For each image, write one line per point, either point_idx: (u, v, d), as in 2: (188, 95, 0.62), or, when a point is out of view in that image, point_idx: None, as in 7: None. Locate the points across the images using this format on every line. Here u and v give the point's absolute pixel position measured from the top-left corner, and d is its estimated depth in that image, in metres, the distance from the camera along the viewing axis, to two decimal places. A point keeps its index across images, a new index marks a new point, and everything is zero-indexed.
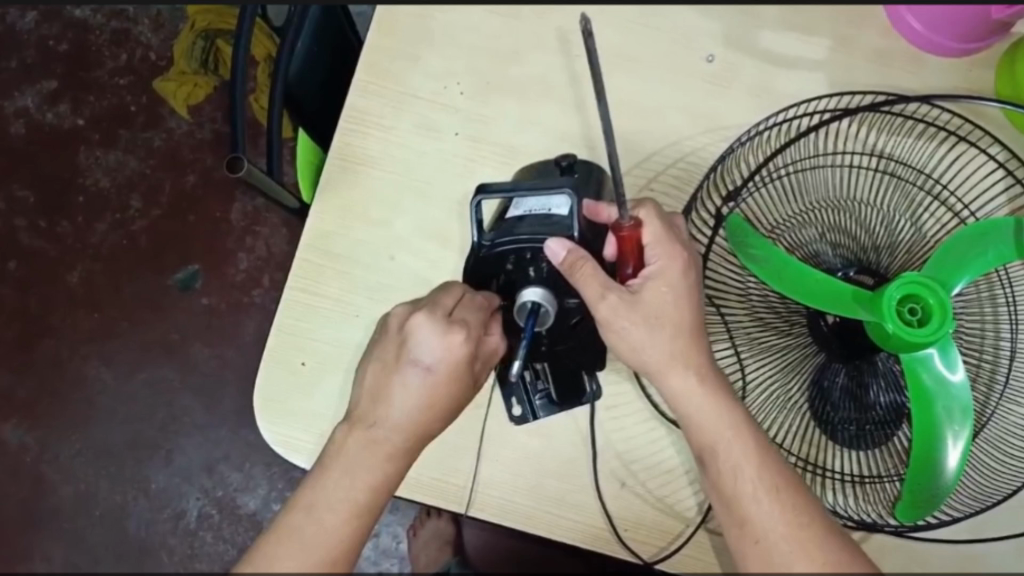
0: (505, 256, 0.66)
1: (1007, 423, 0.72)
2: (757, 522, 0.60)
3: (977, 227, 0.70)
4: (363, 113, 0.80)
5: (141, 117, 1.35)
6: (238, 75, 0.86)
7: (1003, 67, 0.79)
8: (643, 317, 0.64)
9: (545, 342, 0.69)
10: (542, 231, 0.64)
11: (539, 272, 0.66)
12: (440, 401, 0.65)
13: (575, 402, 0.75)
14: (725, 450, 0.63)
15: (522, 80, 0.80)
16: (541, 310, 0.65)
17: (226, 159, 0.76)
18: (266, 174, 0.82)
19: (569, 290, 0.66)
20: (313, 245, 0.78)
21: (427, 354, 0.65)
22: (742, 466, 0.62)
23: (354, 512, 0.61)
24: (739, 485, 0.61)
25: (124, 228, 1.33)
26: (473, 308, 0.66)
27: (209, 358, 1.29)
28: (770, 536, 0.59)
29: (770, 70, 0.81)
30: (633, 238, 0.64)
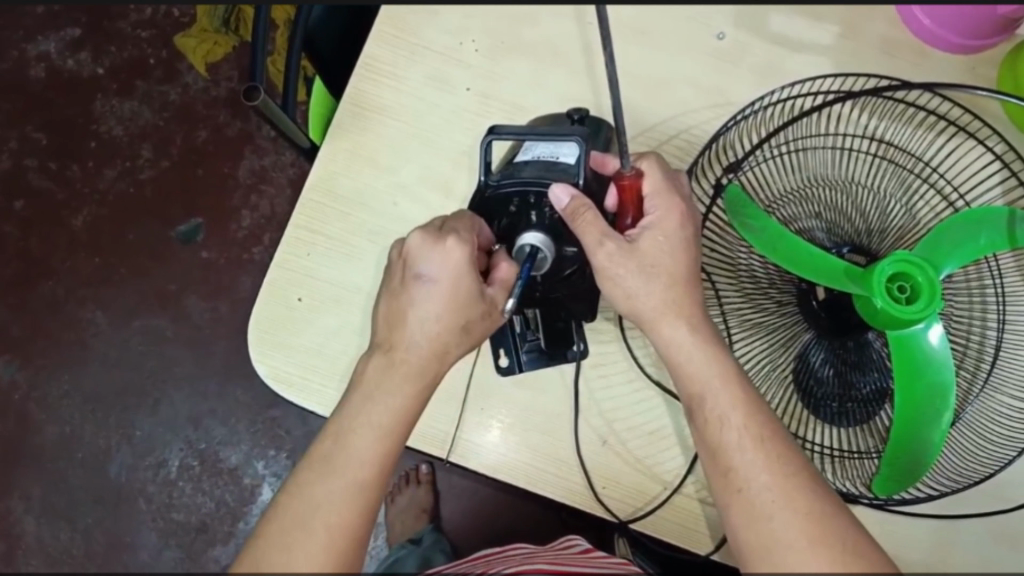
0: (509, 200, 0.66)
1: (987, 408, 0.73)
2: (741, 471, 0.60)
3: (972, 214, 0.71)
4: (377, 62, 0.82)
5: (158, 71, 1.38)
6: (259, 27, 0.88)
7: (1007, 66, 0.80)
8: (638, 265, 0.65)
9: (539, 289, 0.69)
10: (547, 176, 0.65)
11: (541, 218, 0.66)
12: (459, 318, 0.63)
13: (562, 357, 0.76)
14: (714, 398, 0.63)
15: (536, 42, 0.82)
16: (539, 256, 0.65)
17: (244, 86, 0.74)
18: (282, 113, 0.82)
19: (569, 239, 0.66)
20: (317, 186, 0.79)
21: (431, 267, 0.63)
22: (729, 415, 0.62)
23: (388, 444, 0.60)
24: (724, 433, 0.62)
25: (132, 176, 1.35)
26: (468, 223, 0.65)
27: (204, 311, 1.30)
28: (754, 485, 0.59)
29: (779, 53, 0.83)
30: (634, 188, 0.66)
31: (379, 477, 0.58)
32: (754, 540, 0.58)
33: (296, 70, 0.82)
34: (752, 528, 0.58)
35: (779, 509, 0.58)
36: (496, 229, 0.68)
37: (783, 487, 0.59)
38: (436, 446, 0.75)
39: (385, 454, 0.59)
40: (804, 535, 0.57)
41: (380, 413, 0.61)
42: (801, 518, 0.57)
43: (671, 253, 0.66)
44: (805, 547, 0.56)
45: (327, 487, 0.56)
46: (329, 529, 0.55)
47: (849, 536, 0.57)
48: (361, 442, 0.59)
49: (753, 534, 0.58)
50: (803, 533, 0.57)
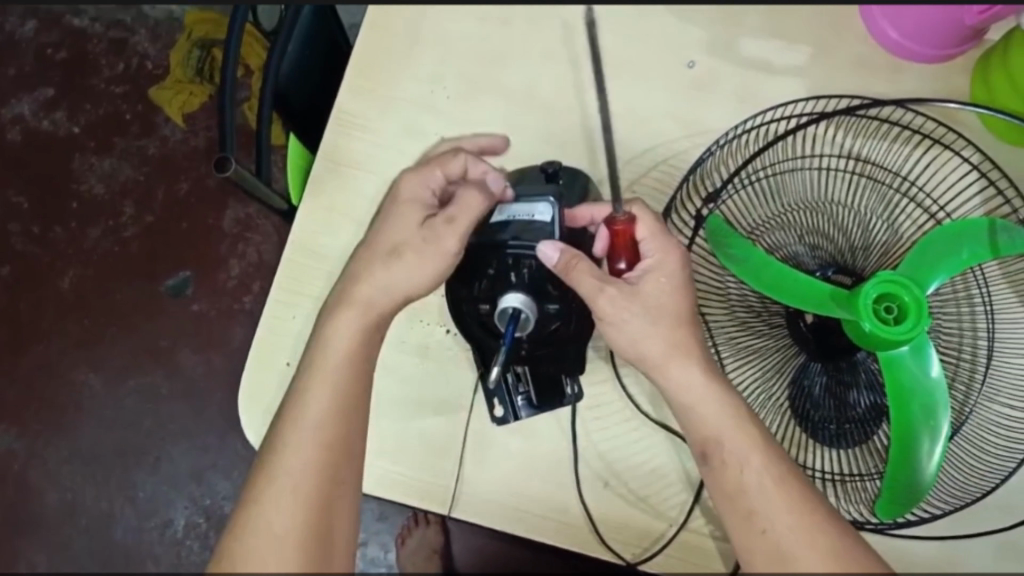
0: (486, 262, 0.66)
1: (985, 419, 0.73)
2: (764, 513, 0.60)
3: (951, 228, 0.72)
4: (349, 116, 0.81)
5: (135, 125, 1.38)
6: (227, 83, 0.83)
7: (978, 75, 0.81)
8: (638, 310, 0.66)
9: (525, 346, 0.70)
10: (528, 239, 0.65)
11: (521, 277, 0.66)
12: (393, 281, 0.66)
13: (559, 401, 0.76)
14: (731, 442, 0.63)
15: (512, 83, 0.81)
16: (521, 317, 0.66)
17: (214, 158, 0.71)
18: (254, 176, 0.78)
19: (552, 295, 0.67)
20: (299, 247, 0.79)
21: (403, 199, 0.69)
22: (749, 457, 0.62)
23: (346, 381, 0.62)
24: (745, 476, 0.62)
25: (117, 234, 1.35)
26: (441, 160, 0.70)
27: (198, 365, 1.31)
28: (777, 527, 0.59)
29: (753, 77, 0.82)
30: (627, 233, 0.67)
31: (343, 418, 0.61)
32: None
33: (270, 134, 0.79)
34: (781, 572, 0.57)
35: (800, 549, 0.58)
36: (476, 291, 0.68)
37: (806, 529, 0.58)
38: (437, 502, 0.75)
39: (343, 391, 0.62)
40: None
41: (309, 411, 0.61)
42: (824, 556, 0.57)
43: (674, 294, 0.66)
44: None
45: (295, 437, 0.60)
46: (301, 474, 0.58)
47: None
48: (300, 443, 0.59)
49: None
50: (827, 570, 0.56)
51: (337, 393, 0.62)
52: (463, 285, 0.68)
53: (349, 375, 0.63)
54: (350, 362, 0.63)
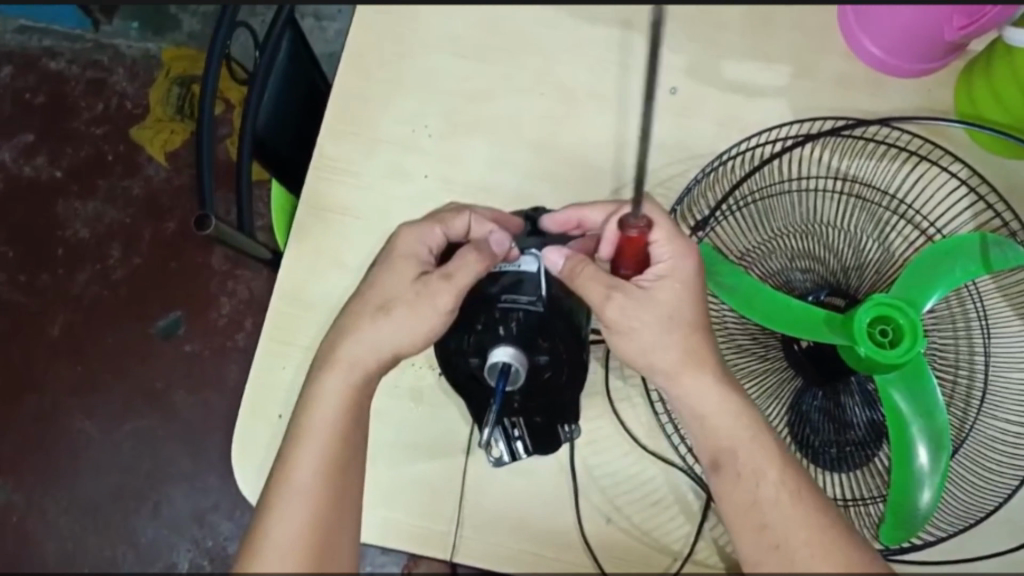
0: (475, 316, 0.64)
1: (986, 434, 0.72)
2: (777, 527, 0.59)
3: (942, 246, 0.71)
4: (332, 160, 0.80)
5: (118, 166, 1.37)
6: (205, 120, 0.79)
7: (961, 87, 0.81)
8: (649, 319, 0.63)
9: (517, 399, 0.68)
10: (520, 294, 0.63)
11: (509, 331, 0.63)
12: (380, 343, 0.63)
13: (555, 444, 0.70)
14: (747, 454, 0.63)
15: (494, 118, 0.80)
16: (511, 370, 0.63)
17: (193, 217, 0.70)
18: (237, 230, 0.78)
19: (542, 347, 0.64)
20: (286, 296, 0.78)
21: (404, 248, 0.65)
22: (765, 471, 0.62)
23: (338, 436, 0.60)
24: (761, 489, 0.61)
25: (105, 278, 1.34)
26: (441, 217, 0.67)
27: (193, 405, 1.31)
28: (791, 541, 0.58)
29: (735, 100, 0.82)
30: (639, 240, 0.63)
31: (336, 482, 0.59)
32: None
33: (251, 185, 0.78)
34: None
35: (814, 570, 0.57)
36: (464, 345, 0.65)
37: (820, 549, 0.58)
38: (439, 548, 0.75)
39: (336, 451, 0.60)
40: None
41: (299, 467, 0.59)
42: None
43: (689, 301, 0.64)
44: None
45: (286, 507, 0.57)
46: (292, 539, 0.55)
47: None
48: (291, 502, 0.57)
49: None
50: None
51: (328, 447, 0.59)
52: (452, 341, 0.66)
53: (343, 431, 0.61)
54: (346, 415, 0.61)
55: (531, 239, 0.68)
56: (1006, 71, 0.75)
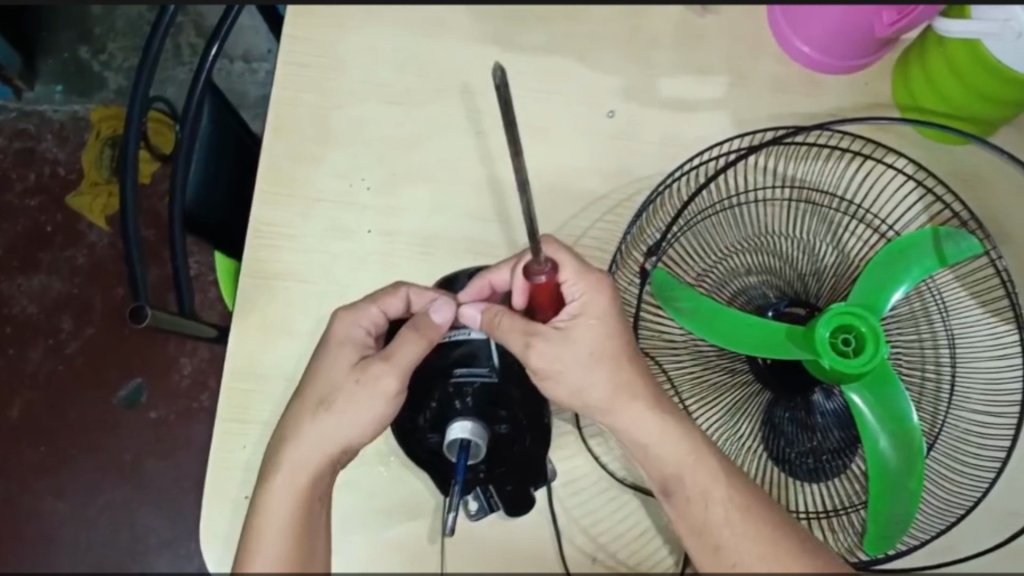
0: (429, 393, 0.64)
1: (958, 429, 0.72)
2: (731, 550, 0.58)
3: (895, 246, 0.71)
4: (269, 226, 0.77)
5: (59, 236, 1.32)
6: (128, 203, 0.77)
7: (898, 79, 0.80)
8: (576, 356, 0.61)
9: (482, 470, 0.65)
10: (474, 363, 0.64)
11: (465, 404, 0.63)
12: (325, 423, 0.61)
13: (525, 507, 0.68)
14: (692, 478, 0.60)
15: (430, 165, 0.79)
16: (472, 446, 0.62)
17: (128, 311, 0.67)
18: (177, 314, 0.76)
19: (500, 416, 0.64)
20: (238, 371, 0.75)
21: (340, 334, 0.64)
22: (711, 490, 0.60)
23: (296, 529, 0.58)
24: (709, 513, 0.59)
25: (58, 353, 1.30)
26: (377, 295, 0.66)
27: (165, 471, 1.28)
28: (748, 559, 0.57)
29: (674, 116, 0.81)
30: (550, 285, 0.59)
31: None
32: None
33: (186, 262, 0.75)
34: None
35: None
36: (421, 421, 0.65)
37: (783, 568, 0.56)
38: None
39: (295, 546, 0.57)
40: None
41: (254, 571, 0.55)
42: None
43: (610, 341, 0.61)
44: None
45: None
46: None
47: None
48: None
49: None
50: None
51: (283, 541, 0.57)
52: (407, 419, 0.65)
53: (301, 524, 0.58)
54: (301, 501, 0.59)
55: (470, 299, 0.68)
56: (940, 61, 0.74)
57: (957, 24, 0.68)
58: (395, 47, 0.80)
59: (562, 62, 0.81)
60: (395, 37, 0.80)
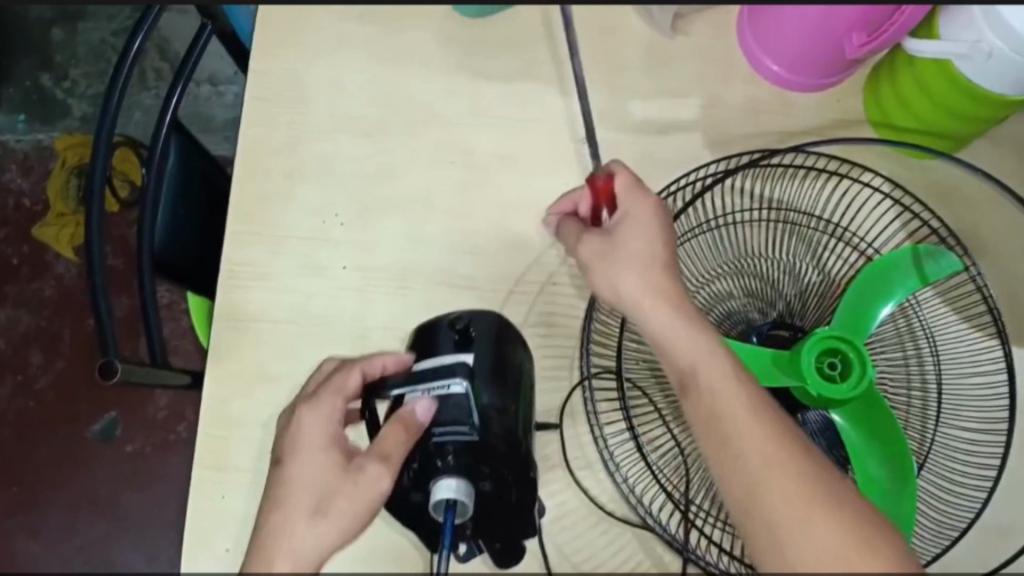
0: (409, 454, 0.56)
1: (948, 449, 0.71)
2: (736, 433, 0.51)
3: (877, 266, 0.70)
4: (240, 267, 0.75)
5: (25, 268, 1.29)
6: (93, 242, 0.75)
7: (869, 96, 0.80)
8: (617, 260, 0.60)
9: (468, 527, 0.61)
10: (460, 422, 0.56)
11: (448, 462, 0.56)
12: None
13: (517, 553, 0.67)
14: (706, 370, 0.54)
15: (404, 197, 0.77)
16: (459, 504, 0.56)
17: (97, 366, 0.67)
18: (148, 364, 0.73)
19: (486, 473, 0.57)
20: (215, 417, 0.73)
21: (306, 439, 0.56)
22: (719, 386, 0.53)
23: None
24: (718, 403, 0.53)
25: (28, 389, 1.27)
26: (334, 385, 0.58)
27: (142, 506, 1.25)
28: (750, 442, 0.51)
29: (649, 139, 0.80)
30: (605, 189, 0.62)
31: None
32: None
33: (157, 313, 0.74)
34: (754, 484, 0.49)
35: (807, 536, 0.47)
36: (402, 481, 0.57)
37: (787, 455, 0.50)
38: None
39: None
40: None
41: None
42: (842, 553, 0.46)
43: None
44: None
45: None
46: None
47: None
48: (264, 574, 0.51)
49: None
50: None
51: None
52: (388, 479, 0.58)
53: None
54: None
55: (449, 349, 0.59)
56: (911, 82, 0.74)
57: (925, 44, 0.69)
58: (364, 77, 0.79)
59: (533, 88, 0.80)
60: (363, 68, 0.80)
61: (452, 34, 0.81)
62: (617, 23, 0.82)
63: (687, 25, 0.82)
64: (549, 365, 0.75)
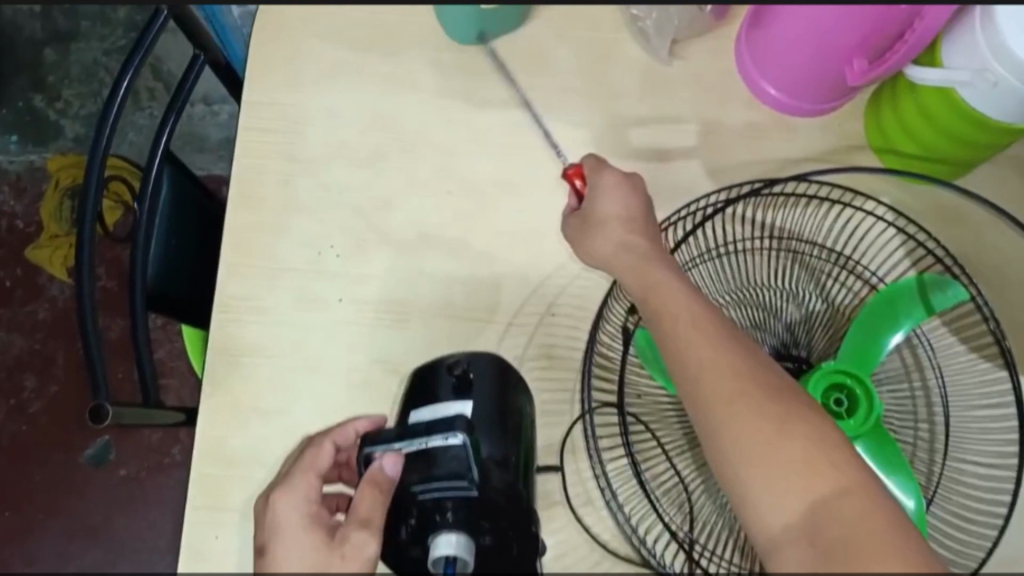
0: (407, 509, 0.55)
1: (957, 484, 0.70)
2: (677, 331, 0.58)
3: (882, 297, 0.69)
4: (233, 300, 0.74)
5: (18, 291, 1.28)
6: (83, 275, 0.72)
7: (871, 121, 0.78)
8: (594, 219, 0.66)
9: None
10: (457, 475, 0.54)
11: (446, 517, 0.55)
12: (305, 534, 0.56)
13: None
14: (656, 282, 0.61)
15: (400, 228, 0.76)
16: (459, 561, 0.54)
17: (88, 409, 0.67)
18: (141, 404, 0.73)
19: (487, 527, 0.56)
20: (209, 455, 0.71)
21: (286, 522, 0.53)
22: (669, 295, 0.60)
23: None
24: (667, 309, 0.59)
25: (22, 413, 1.25)
26: (305, 462, 0.57)
27: (138, 531, 1.24)
28: (690, 336, 0.57)
29: (648, 166, 0.78)
30: (576, 174, 0.68)
31: None
32: (764, 539, 0.49)
33: (151, 350, 0.72)
34: (695, 375, 0.55)
35: (727, 413, 0.53)
36: (402, 536, 0.56)
37: (722, 351, 0.56)
38: None
39: None
40: (806, 535, 0.47)
41: None
42: (789, 462, 0.50)
43: None
44: (861, 534, 0.46)
45: None
46: None
47: (847, 496, 0.48)
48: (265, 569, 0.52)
49: (775, 562, 0.48)
50: (800, 492, 0.49)
51: None
52: (389, 533, 0.57)
53: None
54: None
55: (451, 397, 0.60)
56: (913, 109, 0.73)
57: (929, 72, 0.67)
58: (357, 106, 0.78)
59: (528, 116, 0.79)
60: (356, 96, 0.79)
61: (446, 60, 0.80)
62: (613, 48, 0.81)
63: (684, 50, 0.81)
64: (548, 399, 0.74)
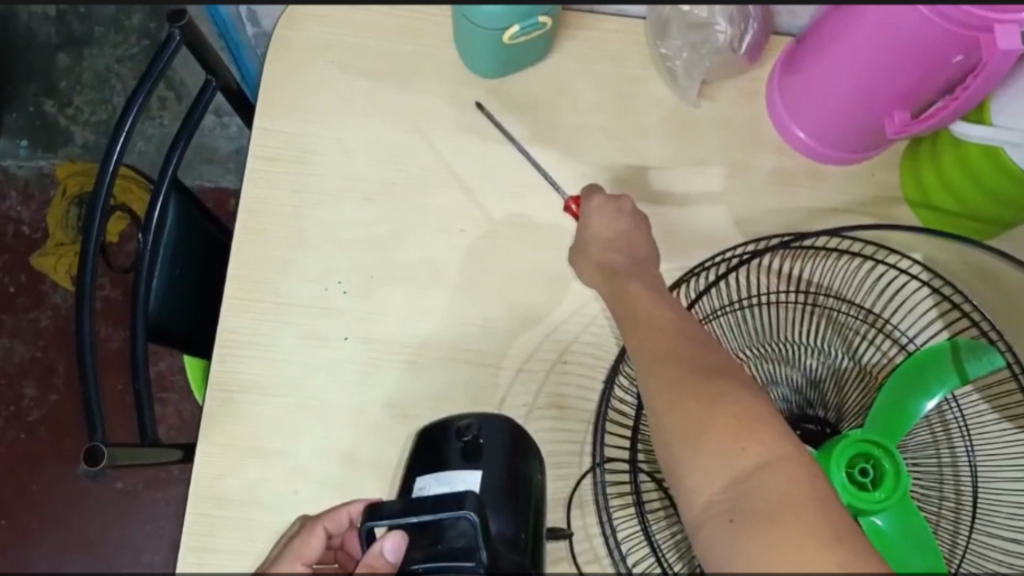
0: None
1: (979, 560, 0.67)
2: (631, 303, 0.59)
3: (914, 362, 0.66)
4: (235, 335, 0.71)
5: (21, 297, 1.23)
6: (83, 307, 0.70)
7: (907, 172, 0.75)
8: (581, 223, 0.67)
9: None
10: (466, 551, 0.53)
11: None
12: None
13: None
14: (617, 262, 0.63)
15: (410, 266, 0.73)
16: None
17: (84, 450, 0.64)
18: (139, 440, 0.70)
19: None
20: (203, 495, 0.69)
21: None
22: (626, 273, 0.62)
23: None
24: (623, 285, 0.61)
25: (19, 421, 1.22)
26: (295, 548, 0.57)
27: (133, 545, 1.23)
28: (641, 311, 0.58)
29: (671, 210, 0.75)
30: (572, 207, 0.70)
31: None
32: (692, 516, 0.48)
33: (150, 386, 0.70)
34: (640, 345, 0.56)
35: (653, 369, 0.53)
36: None
37: (664, 328, 0.56)
38: None
39: None
40: (726, 511, 0.45)
41: None
42: (710, 433, 0.48)
43: None
44: (780, 509, 0.44)
45: None
46: None
47: (766, 472, 0.46)
48: None
49: (701, 542, 0.46)
50: (720, 462, 0.47)
51: None
52: None
53: None
54: None
55: (458, 463, 0.61)
56: (952, 163, 0.69)
57: (974, 129, 0.64)
58: (371, 137, 0.76)
59: (548, 154, 0.76)
60: (370, 128, 0.76)
61: (465, 93, 0.77)
62: (640, 86, 0.78)
63: (712, 91, 0.78)
64: (557, 450, 0.70)
